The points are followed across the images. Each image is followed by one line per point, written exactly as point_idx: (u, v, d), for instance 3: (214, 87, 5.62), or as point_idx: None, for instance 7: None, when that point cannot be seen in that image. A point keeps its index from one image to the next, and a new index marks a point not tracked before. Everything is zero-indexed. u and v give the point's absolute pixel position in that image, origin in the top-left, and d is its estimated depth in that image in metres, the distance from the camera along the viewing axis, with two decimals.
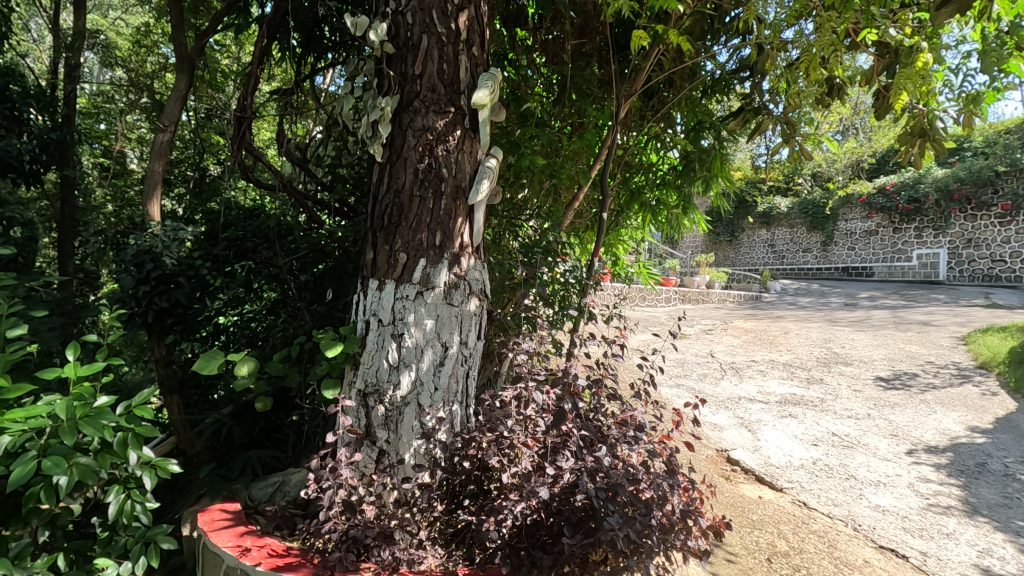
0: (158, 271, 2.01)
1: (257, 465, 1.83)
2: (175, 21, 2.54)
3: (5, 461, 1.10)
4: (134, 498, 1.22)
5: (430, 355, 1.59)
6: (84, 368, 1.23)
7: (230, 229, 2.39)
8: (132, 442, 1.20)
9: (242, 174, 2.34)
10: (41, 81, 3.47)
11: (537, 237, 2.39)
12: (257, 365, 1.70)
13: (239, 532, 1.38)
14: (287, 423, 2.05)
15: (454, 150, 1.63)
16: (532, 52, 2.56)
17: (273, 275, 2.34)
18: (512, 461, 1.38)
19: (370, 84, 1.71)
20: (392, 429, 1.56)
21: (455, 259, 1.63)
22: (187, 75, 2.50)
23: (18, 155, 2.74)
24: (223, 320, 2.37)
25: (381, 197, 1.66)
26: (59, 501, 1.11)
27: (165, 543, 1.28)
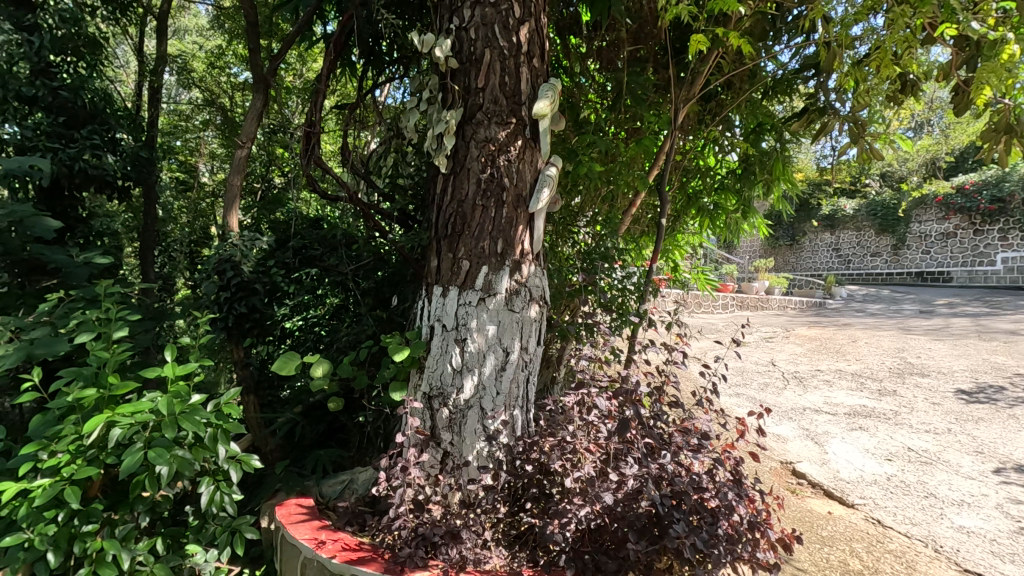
0: (238, 278, 2.15)
1: (327, 463, 1.93)
2: (251, 45, 2.71)
3: (116, 451, 1.21)
4: (222, 489, 1.31)
5: (492, 360, 1.63)
6: (181, 368, 1.33)
7: (299, 238, 2.54)
8: (221, 437, 1.30)
9: (309, 185, 2.41)
10: (129, 103, 3.79)
11: (594, 243, 2.37)
12: (330, 367, 1.79)
13: (315, 525, 1.46)
14: (353, 423, 2.15)
15: (516, 160, 1.67)
16: (586, 59, 2.57)
17: (336, 282, 2.49)
18: (575, 466, 1.37)
19: (434, 98, 1.77)
20: (455, 431, 1.61)
21: (516, 266, 1.67)
22: (262, 94, 2.66)
23: (113, 173, 3.01)
24: (289, 324, 2.49)
25: (445, 207, 1.72)
26: (161, 489, 1.22)
27: (249, 533, 1.38)
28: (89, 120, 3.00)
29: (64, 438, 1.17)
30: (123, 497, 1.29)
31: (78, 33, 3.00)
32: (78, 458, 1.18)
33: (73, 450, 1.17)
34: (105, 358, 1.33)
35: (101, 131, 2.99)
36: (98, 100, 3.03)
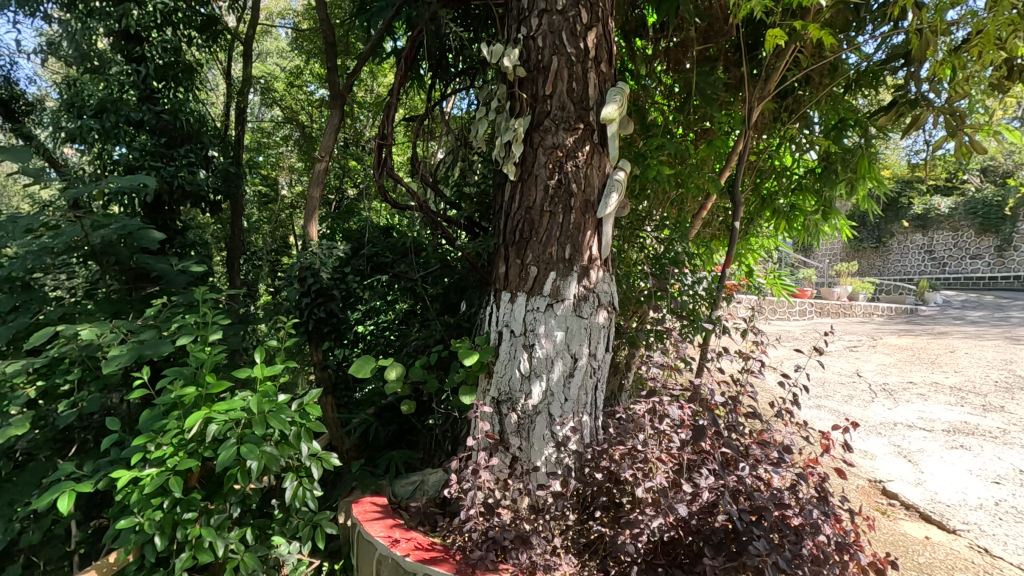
0: (317, 284, 2.27)
1: (400, 464, 2.00)
2: (328, 64, 2.87)
3: (213, 445, 1.31)
4: (304, 486, 1.38)
5: (560, 366, 1.64)
6: (269, 369, 1.41)
7: (372, 246, 2.65)
8: (304, 435, 1.37)
9: (381, 195, 2.47)
10: (220, 123, 4.11)
11: (663, 248, 2.31)
12: (402, 370, 1.85)
13: (389, 524, 1.51)
14: (423, 426, 2.20)
15: (584, 165, 1.67)
16: (652, 61, 2.51)
17: (407, 288, 2.57)
18: (647, 475, 1.34)
19: (502, 107, 1.79)
20: (524, 436, 1.63)
21: (584, 272, 1.67)
22: (339, 110, 2.80)
23: (205, 188, 3.33)
24: (361, 328, 2.59)
25: (512, 214, 1.74)
26: (251, 482, 1.30)
27: (329, 528, 1.45)
28: (186, 139, 3.34)
29: (168, 431, 1.27)
30: (217, 489, 1.39)
31: (177, 61, 3.31)
32: (180, 450, 1.28)
33: (176, 442, 1.28)
34: (203, 358, 1.44)
35: (195, 150, 3.35)
36: (194, 121, 3.37)
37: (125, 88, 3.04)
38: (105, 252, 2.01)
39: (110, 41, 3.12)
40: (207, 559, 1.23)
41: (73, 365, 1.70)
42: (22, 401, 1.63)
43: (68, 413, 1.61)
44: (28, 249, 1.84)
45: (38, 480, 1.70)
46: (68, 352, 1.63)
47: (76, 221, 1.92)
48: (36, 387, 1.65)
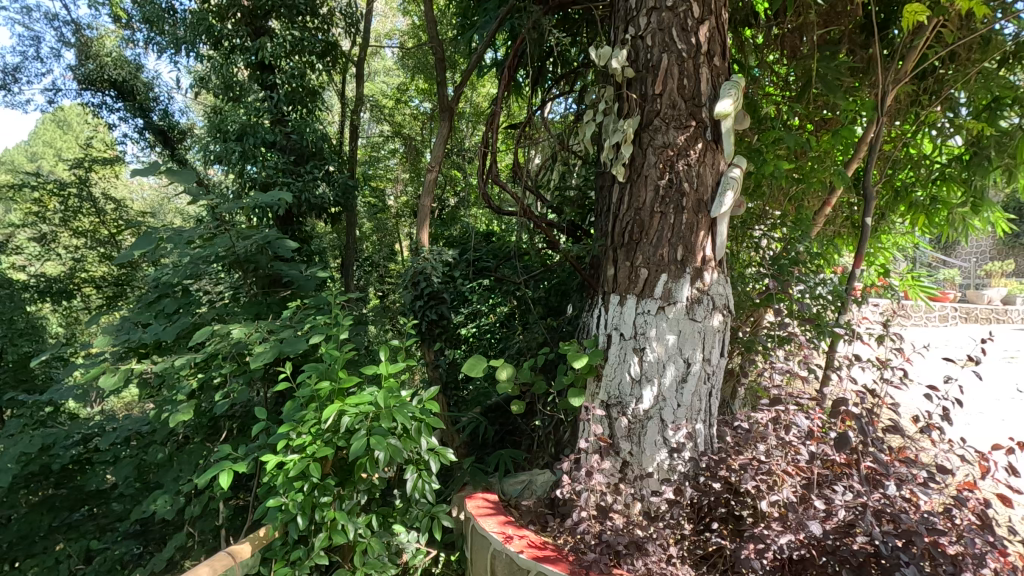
0: (429, 287, 2.40)
1: (508, 462, 2.06)
2: (438, 79, 3.04)
3: (345, 436, 1.42)
4: (424, 478, 1.46)
5: (672, 371, 1.61)
6: (391, 365, 1.50)
7: (476, 251, 2.79)
8: (424, 430, 1.44)
9: (485, 201, 2.48)
10: (338, 141, 4.50)
11: (783, 247, 2.16)
12: (512, 371, 1.87)
13: (501, 520, 1.55)
14: (528, 426, 2.25)
15: (696, 164, 1.62)
16: (763, 50, 2.38)
17: (512, 291, 2.63)
18: (771, 489, 1.28)
19: (609, 109, 1.79)
20: (635, 441, 1.61)
21: (697, 274, 1.61)
22: (448, 121, 2.93)
23: (326, 201, 3.87)
24: (464, 333, 2.78)
25: (621, 216, 1.73)
26: (379, 471, 1.39)
27: (446, 520, 1.53)
28: (312, 156, 3.89)
29: (307, 421, 1.40)
30: (347, 476, 1.50)
31: (302, 85, 3.79)
32: (317, 439, 1.40)
33: (314, 432, 1.40)
34: (335, 356, 1.56)
35: (319, 165, 3.87)
36: (317, 140, 3.86)
37: (261, 114, 3.62)
38: (248, 260, 2.25)
39: (247, 72, 3.74)
40: (341, 540, 1.34)
41: (225, 361, 1.92)
42: (186, 391, 1.87)
43: (222, 403, 1.83)
44: (189, 259, 2.12)
45: (196, 461, 1.96)
46: (220, 349, 1.84)
47: (224, 233, 2.19)
48: (197, 380, 1.89)
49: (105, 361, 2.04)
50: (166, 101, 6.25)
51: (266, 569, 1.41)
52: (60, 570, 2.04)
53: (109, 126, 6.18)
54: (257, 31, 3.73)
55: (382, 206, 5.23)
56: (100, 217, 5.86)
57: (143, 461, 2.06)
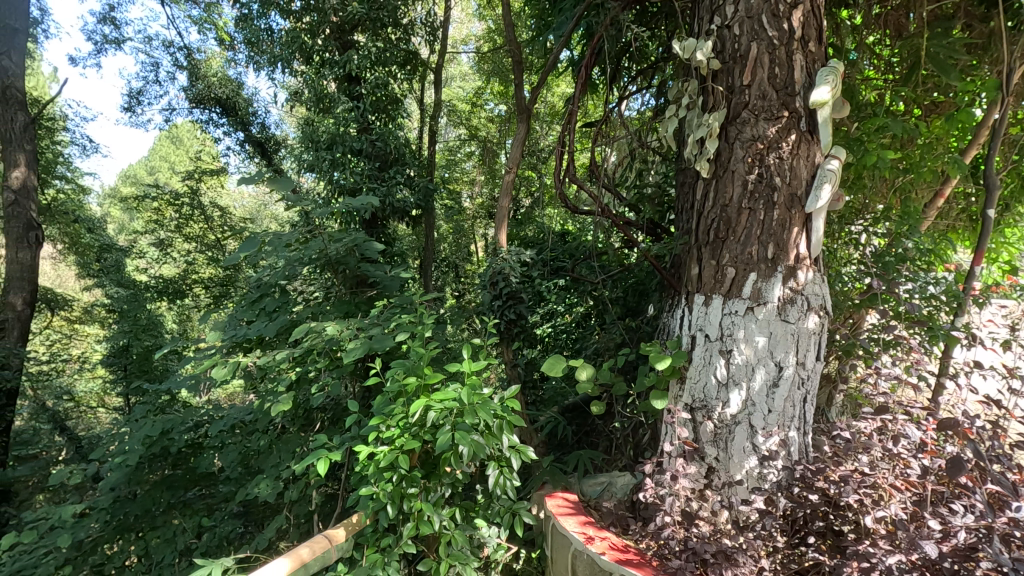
0: (507, 287, 2.44)
1: (588, 463, 2.05)
2: (516, 82, 3.07)
3: (431, 431, 1.46)
4: (505, 475, 1.47)
5: (762, 374, 1.53)
6: (474, 364, 1.52)
7: (550, 252, 2.91)
8: (506, 427, 1.45)
9: (562, 202, 2.39)
10: (419, 145, 4.69)
11: (887, 244, 2.00)
12: (592, 372, 1.78)
13: (582, 520, 1.55)
14: (606, 428, 2.23)
15: (788, 157, 1.53)
16: (863, 31, 2.21)
17: (589, 291, 2.63)
18: (877, 503, 1.19)
19: (693, 103, 1.73)
20: (721, 446, 1.56)
21: (790, 273, 1.53)
22: (525, 122, 2.96)
23: (407, 204, 4.07)
24: (540, 333, 2.84)
25: (705, 213, 1.67)
26: (463, 465, 1.43)
27: (528, 517, 1.54)
28: (394, 161, 4.08)
29: (396, 415, 1.46)
30: (433, 469, 1.55)
31: (385, 94, 3.99)
32: (405, 433, 1.46)
33: (401, 425, 1.46)
34: (420, 353, 1.62)
35: (400, 170, 4.07)
36: (399, 145, 4.06)
37: (349, 123, 3.85)
38: (338, 262, 2.40)
39: (336, 84, 3.98)
40: (427, 531, 1.38)
41: (319, 356, 2.03)
42: (286, 383, 2.02)
43: (318, 395, 1.95)
44: (288, 261, 2.28)
45: (293, 450, 2.11)
46: (315, 345, 1.96)
47: (318, 236, 2.33)
48: (294, 373, 2.03)
49: (216, 355, 2.23)
50: (264, 115, 6.76)
51: (359, 553, 1.49)
52: (179, 543, 2.26)
53: (215, 140, 6.77)
54: (345, 44, 3.96)
55: (458, 208, 5.43)
56: (208, 224, 6.88)
57: (247, 448, 2.24)
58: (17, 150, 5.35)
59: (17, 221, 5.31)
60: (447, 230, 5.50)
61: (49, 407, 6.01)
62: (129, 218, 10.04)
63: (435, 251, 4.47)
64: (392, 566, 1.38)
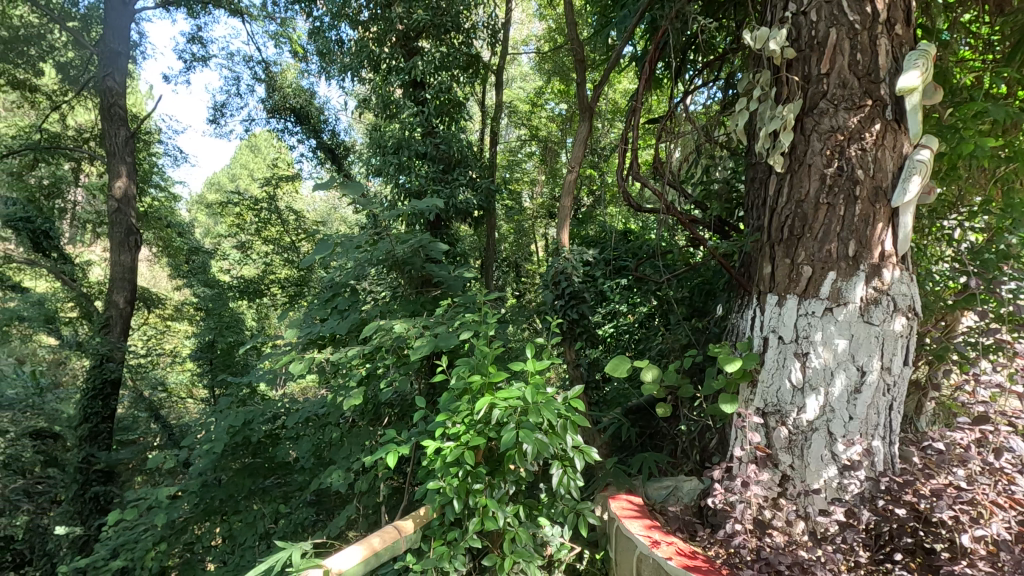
0: (570, 287, 2.47)
1: (652, 465, 2.01)
2: (577, 80, 3.06)
3: (495, 429, 1.47)
4: (569, 475, 1.46)
5: (842, 379, 1.45)
6: (536, 363, 1.50)
7: (613, 251, 2.92)
8: (569, 427, 1.45)
9: (626, 201, 2.32)
10: (481, 147, 4.76)
11: (987, 240, 1.83)
12: (658, 372, 1.70)
13: (648, 524, 1.52)
14: (671, 430, 2.19)
15: (872, 148, 1.44)
16: (958, 9, 2.03)
17: (654, 291, 2.59)
18: (976, 523, 1.10)
19: (766, 95, 1.66)
20: (796, 454, 1.49)
21: (874, 272, 1.43)
22: (587, 121, 2.94)
23: (469, 205, 4.14)
24: (603, 331, 2.93)
25: (779, 209, 1.60)
26: (527, 464, 1.43)
27: (592, 518, 1.53)
28: (457, 163, 4.17)
29: (462, 412, 1.49)
30: (497, 466, 1.56)
31: (448, 98, 4.10)
32: (470, 429, 1.48)
33: (467, 422, 1.48)
34: (485, 351, 1.64)
35: (463, 172, 4.16)
36: (461, 148, 4.15)
37: (414, 128, 3.98)
38: (405, 262, 2.47)
39: (402, 90, 4.12)
40: (492, 526, 1.40)
41: (388, 352, 2.10)
42: (357, 378, 2.11)
43: (387, 391, 2.02)
44: (358, 261, 2.38)
45: (362, 442, 2.20)
46: (384, 342, 2.03)
47: (385, 237, 2.42)
48: (365, 369, 2.11)
49: (293, 351, 2.36)
50: (334, 122, 7.08)
51: (427, 545, 1.53)
52: (260, 527, 2.42)
53: (290, 148, 7.16)
54: (410, 51, 4.08)
55: (519, 208, 5.47)
56: (285, 227, 7.28)
57: (320, 439, 2.36)
58: (121, 161, 5.87)
59: (119, 226, 5.83)
60: (508, 231, 5.56)
61: (146, 397, 6.57)
62: (213, 223, 10.79)
63: (496, 250, 4.52)
64: (458, 560, 1.41)
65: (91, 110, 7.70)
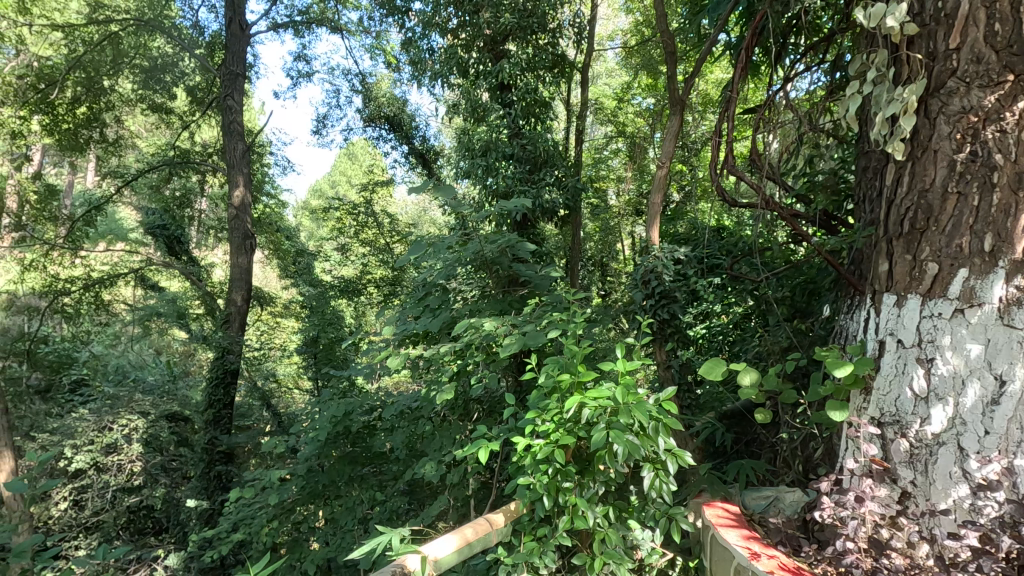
0: (661, 286, 2.44)
1: (749, 473, 1.92)
2: (667, 73, 2.97)
3: (585, 428, 1.46)
4: (662, 478, 1.42)
5: (976, 389, 1.30)
6: (626, 363, 1.45)
7: (705, 249, 2.81)
8: (661, 430, 1.41)
9: (720, 196, 2.21)
10: (567, 145, 4.76)
11: None
12: (757, 377, 1.57)
13: (746, 534, 1.45)
14: (770, 438, 2.07)
15: (1014, 129, 1.28)
16: None
17: (751, 290, 2.47)
18: None
19: (881, 76, 1.52)
20: (920, 470, 1.36)
21: (1018, 269, 1.26)
22: (678, 114, 2.84)
23: (555, 205, 4.16)
24: (693, 333, 2.90)
25: (899, 201, 1.47)
26: (618, 465, 1.42)
27: (685, 524, 1.49)
28: (543, 163, 4.21)
29: (551, 410, 1.50)
30: (587, 466, 1.55)
31: (534, 99, 4.13)
32: (560, 428, 1.48)
33: (556, 420, 1.49)
34: (574, 350, 1.63)
35: (549, 171, 4.18)
36: (547, 148, 4.17)
37: (501, 130, 4.06)
38: (493, 261, 2.53)
39: (489, 94, 4.21)
40: (582, 526, 1.40)
41: (477, 350, 2.16)
42: (448, 373, 2.19)
43: (477, 387, 2.08)
44: (449, 261, 2.47)
45: (454, 436, 2.29)
46: (474, 339, 2.08)
47: (474, 237, 2.49)
48: (455, 365, 2.18)
49: (389, 347, 2.49)
50: (424, 128, 7.41)
51: (517, 539, 1.56)
52: (358, 511, 2.57)
53: (384, 155, 7.58)
54: (497, 54, 4.16)
55: (604, 206, 5.43)
56: (380, 229, 7.71)
57: (414, 431, 2.48)
58: (239, 173, 6.48)
59: (238, 231, 6.44)
60: (594, 229, 5.53)
61: (260, 387, 7.23)
62: (317, 226, 11.63)
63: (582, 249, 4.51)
64: (549, 557, 1.43)
65: (214, 127, 8.55)
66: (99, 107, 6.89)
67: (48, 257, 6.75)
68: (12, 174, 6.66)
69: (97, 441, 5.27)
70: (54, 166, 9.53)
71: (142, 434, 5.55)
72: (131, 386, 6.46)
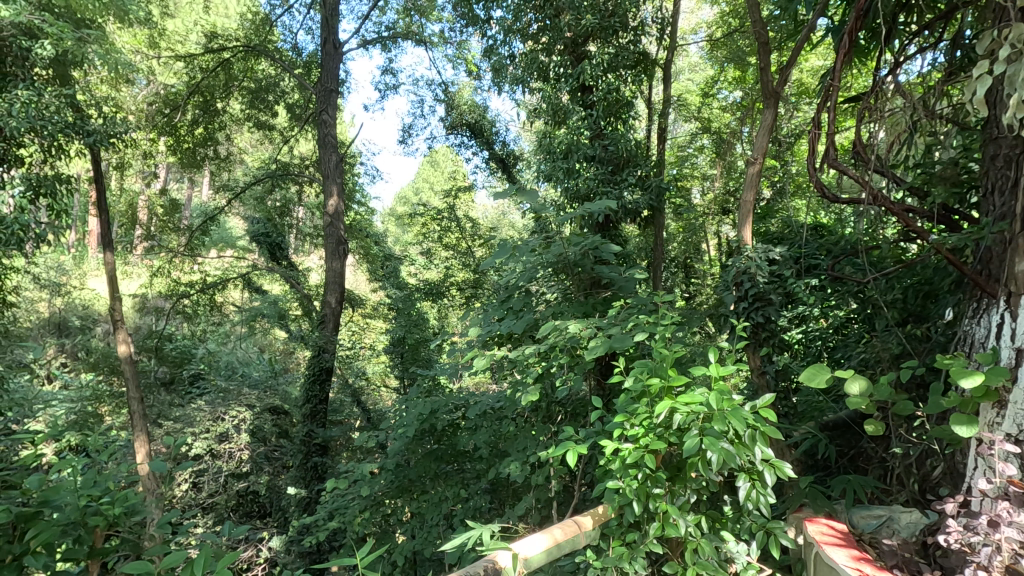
0: (754, 288, 2.32)
1: (858, 490, 1.76)
2: (758, 64, 2.81)
3: (677, 433, 1.42)
4: (759, 489, 1.35)
5: None
6: (720, 367, 1.38)
7: (802, 249, 2.64)
8: (760, 438, 1.33)
9: (820, 192, 2.06)
10: (650, 145, 4.66)
11: None
12: (867, 386, 1.43)
13: (855, 555, 1.35)
14: (880, 452, 1.90)
15: None
16: None
17: (856, 293, 2.30)
18: None
19: (1017, 53, 1.36)
20: None
21: None
22: (772, 104, 2.68)
23: (637, 205, 4.08)
24: (791, 338, 2.79)
25: None
26: (711, 472, 1.36)
27: (785, 539, 1.43)
28: (626, 164, 4.17)
29: (640, 414, 1.46)
30: (678, 473, 1.50)
31: (617, 99, 4.10)
32: (650, 432, 1.45)
33: (646, 425, 1.46)
34: (663, 353, 1.58)
35: (632, 171, 4.13)
36: (630, 147, 4.11)
37: (582, 131, 4.05)
38: (576, 264, 2.52)
39: (570, 96, 4.21)
40: (673, 534, 1.36)
41: (561, 353, 2.16)
42: (533, 375, 2.21)
43: (562, 390, 2.07)
44: (532, 264, 2.49)
45: (538, 438, 2.31)
46: (558, 342, 2.09)
47: (557, 240, 2.50)
48: (540, 367, 2.19)
49: (473, 347, 2.55)
50: (504, 133, 7.54)
51: (605, 543, 1.54)
52: (444, 507, 2.65)
53: (466, 161, 7.79)
54: (579, 56, 4.17)
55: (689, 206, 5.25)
56: (462, 233, 7.90)
57: (499, 430, 2.53)
58: (333, 183, 6.90)
59: (332, 237, 6.86)
60: (679, 230, 5.37)
61: (352, 384, 7.64)
62: (403, 232, 12.14)
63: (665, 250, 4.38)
64: (638, 563, 1.40)
65: (311, 141, 9.17)
66: (213, 126, 7.58)
67: (172, 263, 7.54)
68: (143, 190, 7.51)
69: (211, 429, 5.92)
70: (177, 181, 10.62)
71: (249, 425, 6.13)
72: (239, 381, 7.06)
